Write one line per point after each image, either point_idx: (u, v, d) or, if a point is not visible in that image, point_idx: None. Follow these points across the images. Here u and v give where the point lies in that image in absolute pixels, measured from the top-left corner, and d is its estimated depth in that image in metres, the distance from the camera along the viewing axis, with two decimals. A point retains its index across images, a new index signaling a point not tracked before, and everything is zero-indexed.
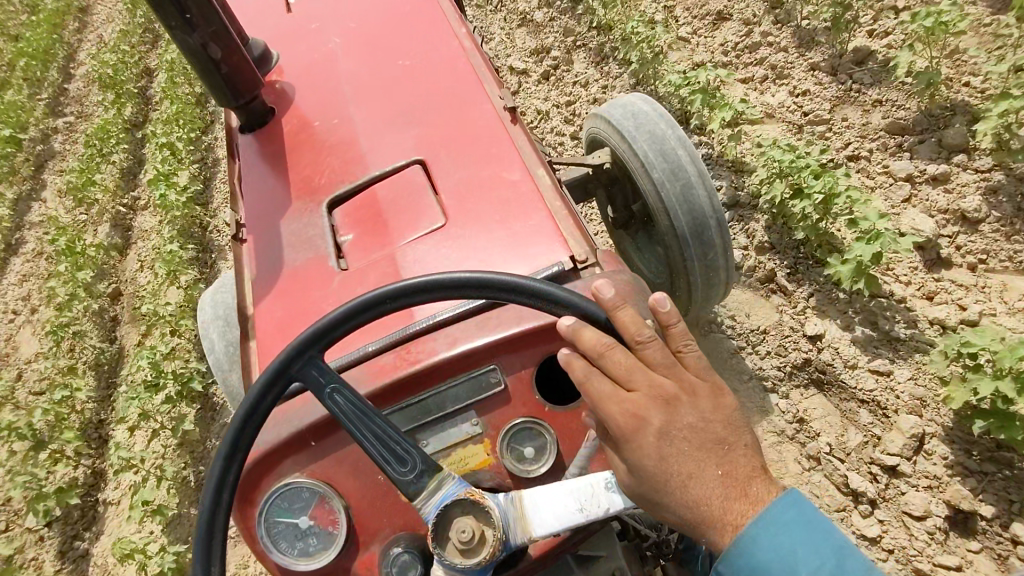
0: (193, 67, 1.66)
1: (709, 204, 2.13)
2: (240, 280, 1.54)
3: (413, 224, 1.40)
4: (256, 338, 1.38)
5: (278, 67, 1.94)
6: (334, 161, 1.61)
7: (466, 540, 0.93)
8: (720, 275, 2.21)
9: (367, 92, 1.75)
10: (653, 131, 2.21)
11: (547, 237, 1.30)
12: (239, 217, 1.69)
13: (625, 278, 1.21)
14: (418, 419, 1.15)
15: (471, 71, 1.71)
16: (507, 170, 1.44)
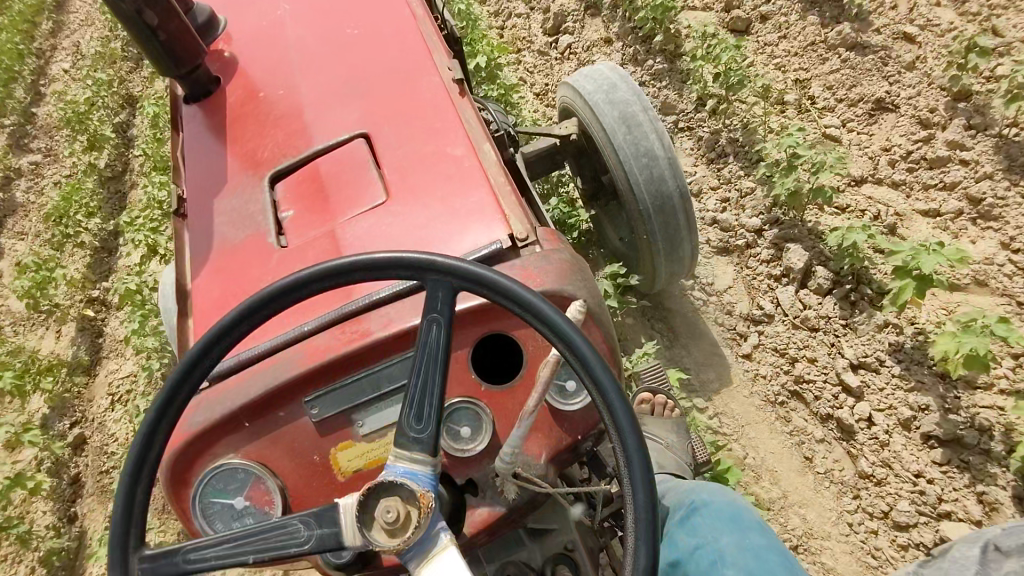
0: (129, 34, 1.61)
1: (671, 174, 2.12)
2: (179, 257, 1.51)
3: (354, 200, 1.38)
4: (194, 316, 1.37)
5: (224, 34, 1.88)
6: (277, 134, 1.57)
7: (391, 520, 0.91)
8: (685, 247, 2.21)
9: (314, 61, 1.71)
10: (619, 101, 2.18)
11: (487, 214, 1.28)
12: (182, 190, 1.65)
13: (563, 256, 1.19)
14: (352, 399, 1.15)
15: (420, 41, 1.67)
16: (450, 144, 1.41)
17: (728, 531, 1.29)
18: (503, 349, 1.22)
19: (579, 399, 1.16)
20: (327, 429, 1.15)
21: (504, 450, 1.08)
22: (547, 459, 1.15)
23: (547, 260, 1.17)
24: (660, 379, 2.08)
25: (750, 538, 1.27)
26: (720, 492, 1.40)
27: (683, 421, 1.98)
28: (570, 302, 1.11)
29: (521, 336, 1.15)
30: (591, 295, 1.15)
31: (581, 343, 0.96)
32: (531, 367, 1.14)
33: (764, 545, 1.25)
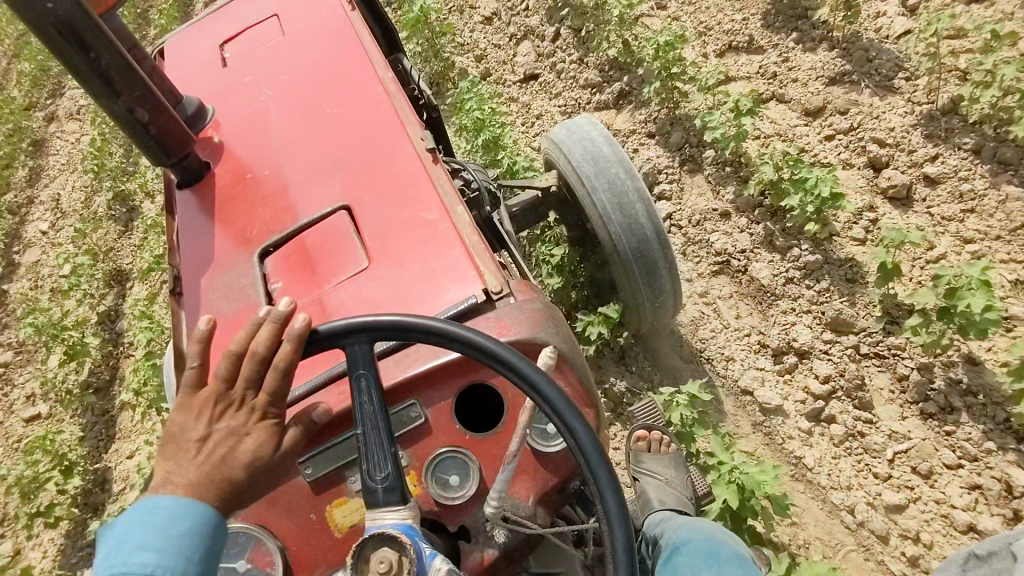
0: (123, 129, 1.73)
1: (648, 221, 2.20)
2: (176, 334, 1.59)
3: (338, 268, 1.46)
4: (191, 389, 1.43)
5: (212, 121, 2.01)
6: (264, 211, 1.67)
7: (384, 570, 0.94)
8: (666, 289, 2.28)
9: (296, 141, 1.82)
10: (597, 154, 2.29)
11: (463, 271, 1.36)
12: (177, 270, 1.74)
13: (535, 306, 1.27)
14: (344, 456, 1.20)
15: (394, 115, 1.79)
16: (426, 209, 1.51)
17: (707, 568, 1.34)
18: (486, 398, 1.28)
19: (559, 440, 1.21)
20: (322, 487, 1.20)
21: (491, 494, 1.13)
22: (534, 501, 1.20)
23: (519, 310, 1.24)
24: (654, 416, 2.12)
25: (726, 569, 1.34)
26: (701, 528, 1.48)
27: (681, 455, 2.02)
28: (542, 348, 1.17)
29: (500, 383, 1.21)
30: (564, 340, 1.22)
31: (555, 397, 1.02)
32: (512, 412, 1.20)
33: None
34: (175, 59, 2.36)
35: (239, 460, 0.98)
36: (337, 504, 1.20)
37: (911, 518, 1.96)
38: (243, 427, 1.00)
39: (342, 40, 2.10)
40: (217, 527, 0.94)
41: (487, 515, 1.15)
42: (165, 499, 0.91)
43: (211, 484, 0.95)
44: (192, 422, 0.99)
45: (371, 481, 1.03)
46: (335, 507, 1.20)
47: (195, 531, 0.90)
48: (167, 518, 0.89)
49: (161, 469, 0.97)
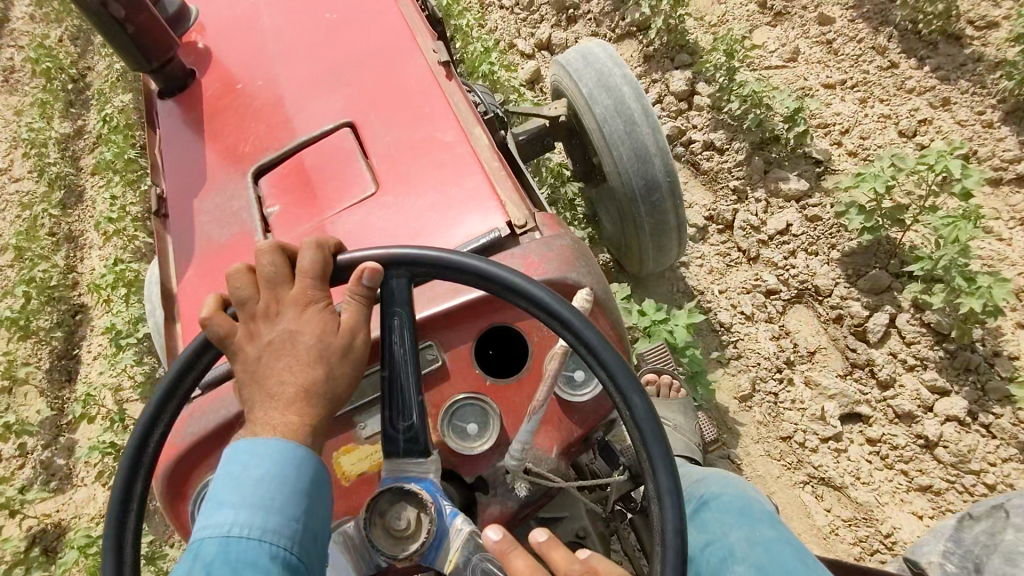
0: (96, 28, 1.53)
1: (660, 158, 2.06)
2: (162, 261, 1.45)
3: (342, 192, 1.32)
4: (181, 322, 1.31)
5: (195, 24, 1.80)
6: (258, 126, 1.51)
7: (401, 528, 0.88)
8: (672, 231, 2.17)
9: (292, 49, 1.63)
10: (608, 81, 2.12)
11: (483, 201, 1.23)
12: (161, 190, 1.58)
13: (565, 241, 1.14)
14: (355, 400, 1.12)
15: (402, 23, 1.60)
16: (440, 129, 1.36)
17: (738, 525, 1.21)
18: (507, 342, 1.17)
19: (588, 389, 1.12)
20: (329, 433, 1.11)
21: (514, 446, 1.04)
22: (558, 452, 1.11)
23: (548, 246, 1.12)
24: (665, 360, 2.02)
25: (760, 531, 1.20)
26: (732, 483, 1.32)
27: (689, 401, 1.92)
28: (576, 290, 1.06)
29: (525, 327, 1.10)
30: (596, 280, 1.11)
31: (590, 334, 0.89)
32: (537, 357, 1.10)
33: (774, 538, 1.18)
34: None
35: (301, 361, 0.84)
36: (345, 450, 1.10)
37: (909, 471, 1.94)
38: (293, 325, 0.85)
39: None
40: (309, 462, 0.83)
41: (507, 467, 1.06)
42: (246, 443, 0.83)
43: (296, 403, 0.83)
44: (244, 350, 0.86)
45: (391, 424, 0.91)
46: (342, 454, 1.10)
47: (271, 479, 0.80)
48: (242, 471, 0.81)
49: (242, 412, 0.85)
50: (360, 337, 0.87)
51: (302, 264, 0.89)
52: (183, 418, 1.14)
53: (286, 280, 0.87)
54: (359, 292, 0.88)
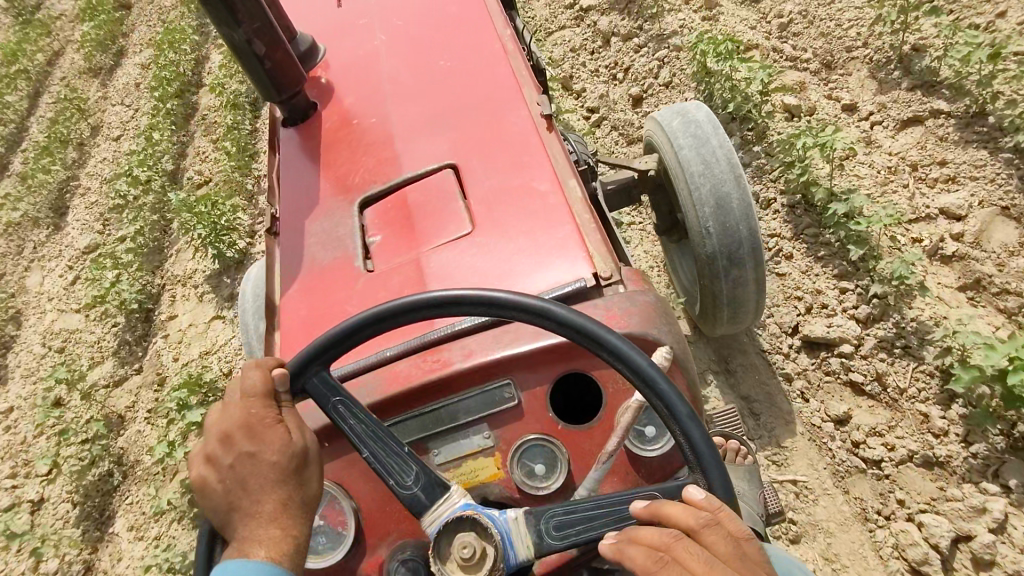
0: (238, 61, 1.71)
1: (745, 222, 2.04)
2: (269, 274, 1.58)
3: (439, 229, 1.40)
4: (280, 331, 1.41)
5: (322, 61, 1.96)
6: (368, 161, 1.63)
7: (468, 556, 0.92)
8: (748, 295, 2.14)
9: (406, 91, 1.76)
10: (701, 142, 2.15)
11: (573, 251, 1.28)
12: (275, 210, 1.72)
13: (648, 298, 1.17)
14: (429, 428, 1.15)
15: (510, 75, 1.70)
16: (538, 179, 1.43)
17: None
18: (582, 388, 1.20)
19: (658, 445, 1.13)
20: None
21: (580, 493, 1.06)
22: None
23: (632, 301, 1.15)
24: (732, 424, 2.00)
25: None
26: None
27: (757, 470, 1.86)
28: (655, 347, 1.08)
29: (601, 376, 1.14)
30: (676, 340, 1.13)
31: (668, 390, 0.97)
32: (610, 408, 1.13)
33: None
34: None
35: (271, 478, 0.90)
36: None
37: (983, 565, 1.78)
38: (253, 447, 0.91)
39: None
40: None
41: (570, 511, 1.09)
42: (231, 562, 0.85)
43: (277, 516, 0.89)
44: (261, 493, 0.90)
45: (398, 487, 1.00)
46: None
47: None
48: None
49: (232, 541, 0.89)
50: (310, 436, 0.95)
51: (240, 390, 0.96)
52: None
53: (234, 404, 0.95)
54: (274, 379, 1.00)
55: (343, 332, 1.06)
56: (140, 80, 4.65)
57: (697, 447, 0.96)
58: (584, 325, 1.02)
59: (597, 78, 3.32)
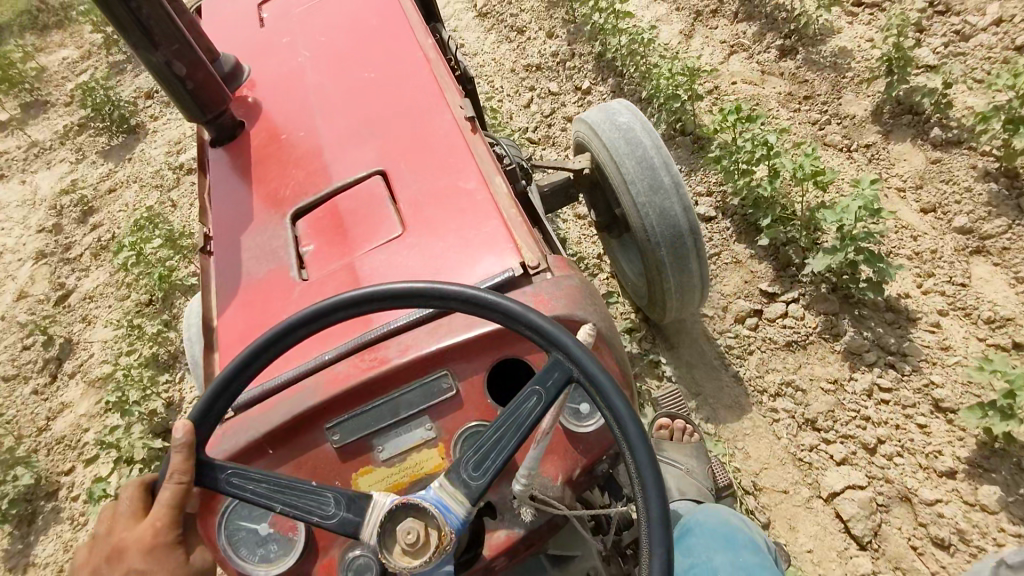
0: (159, 84, 1.71)
1: (680, 206, 2.13)
2: (205, 293, 1.58)
3: (371, 234, 1.43)
4: (219, 346, 1.41)
5: (247, 81, 1.97)
6: (298, 173, 1.65)
7: (412, 542, 0.95)
8: (694, 275, 2.21)
9: (333, 104, 1.78)
10: (629, 136, 2.23)
11: (500, 243, 1.33)
12: (207, 231, 1.72)
13: (573, 282, 1.23)
14: (372, 425, 1.17)
15: (433, 82, 1.74)
16: (464, 179, 1.47)
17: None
18: (521, 375, 1.25)
19: (593, 421, 1.18)
20: (349, 455, 1.17)
21: (520, 472, 1.10)
22: (563, 481, 1.17)
23: (557, 285, 1.20)
24: (678, 404, 2.08)
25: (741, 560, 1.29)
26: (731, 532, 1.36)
27: (703, 446, 1.94)
28: (581, 326, 1.14)
29: (535, 360, 1.18)
30: (602, 319, 1.18)
31: (587, 363, 1.02)
32: None
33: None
34: (211, 16, 2.32)
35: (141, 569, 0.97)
36: (362, 472, 1.17)
37: (909, 519, 1.89)
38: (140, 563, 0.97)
39: (379, 4, 2.06)
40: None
41: (514, 493, 1.12)
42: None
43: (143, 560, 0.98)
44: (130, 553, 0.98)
45: (324, 520, 1.02)
46: (360, 475, 1.17)
47: None
48: None
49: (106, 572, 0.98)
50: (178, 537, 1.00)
51: (122, 509, 1.02)
52: (216, 437, 1.22)
53: (118, 527, 1.01)
54: (185, 448, 1.01)
55: (277, 334, 1.09)
56: (48, 108, 4.43)
57: (625, 424, 1.00)
58: (514, 311, 1.07)
59: (526, 83, 3.37)
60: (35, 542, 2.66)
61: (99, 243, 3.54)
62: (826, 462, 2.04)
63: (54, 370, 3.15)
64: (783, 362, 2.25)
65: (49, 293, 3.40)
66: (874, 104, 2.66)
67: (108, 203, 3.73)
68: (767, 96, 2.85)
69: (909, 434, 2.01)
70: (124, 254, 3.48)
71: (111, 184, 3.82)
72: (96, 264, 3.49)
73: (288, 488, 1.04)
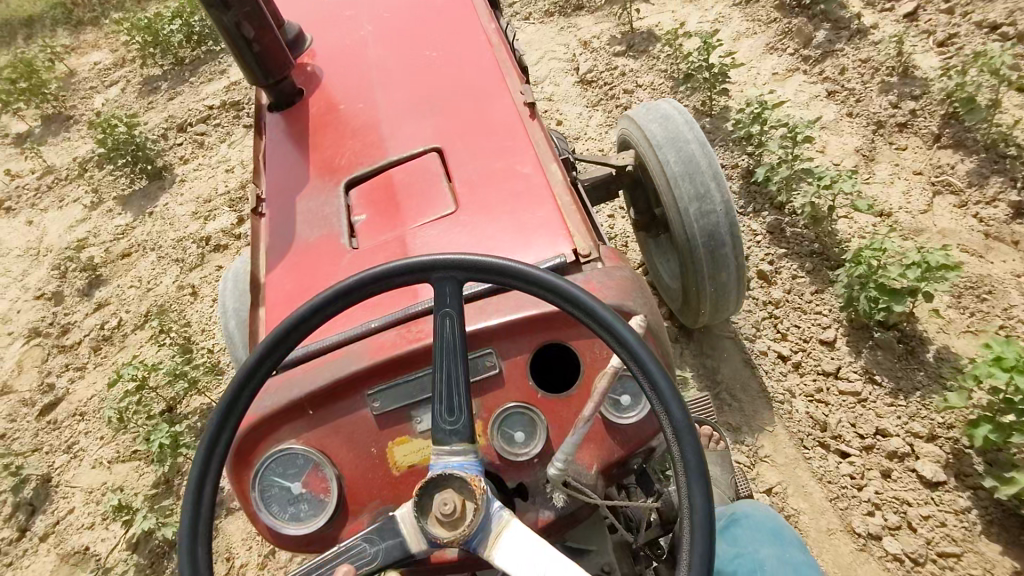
0: (226, 44, 1.73)
1: (722, 209, 2.11)
2: (253, 253, 1.60)
3: (424, 208, 1.43)
4: (266, 305, 1.43)
5: (309, 51, 1.99)
6: (354, 143, 1.66)
7: (448, 512, 0.95)
8: (730, 281, 2.19)
9: (393, 79, 1.79)
10: (676, 135, 2.22)
11: (553, 229, 1.33)
12: (259, 193, 1.74)
13: (625, 274, 1.22)
14: (413, 396, 1.18)
15: (494, 65, 1.74)
16: (521, 163, 1.47)
17: None
18: (564, 362, 1.26)
19: (634, 413, 1.18)
20: (387, 424, 1.19)
21: (556, 456, 1.10)
22: (597, 470, 1.17)
23: (609, 275, 1.20)
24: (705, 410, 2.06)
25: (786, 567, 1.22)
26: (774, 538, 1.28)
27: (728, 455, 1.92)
28: (630, 318, 1.13)
29: (579, 347, 1.18)
30: (652, 313, 1.17)
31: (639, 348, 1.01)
32: (587, 378, 1.17)
33: None
34: None
35: None
36: (398, 441, 1.19)
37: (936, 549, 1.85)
38: None
39: None
40: None
41: (547, 476, 1.12)
42: None
43: None
44: None
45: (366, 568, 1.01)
46: (396, 445, 1.19)
47: None
48: None
49: None
50: None
51: None
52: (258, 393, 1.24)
53: None
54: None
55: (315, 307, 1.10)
56: (116, 86, 4.60)
57: (675, 416, 0.99)
58: (572, 293, 1.06)
59: (580, 93, 3.41)
60: (54, 491, 2.69)
61: (99, 337, 3.14)
62: (854, 484, 2.00)
63: (22, 523, 2.63)
64: (815, 380, 2.23)
65: (36, 398, 3.00)
66: (928, 141, 2.68)
67: (160, 174, 3.82)
68: (820, 126, 2.88)
69: (940, 463, 1.98)
70: (168, 221, 3.54)
71: (125, 249, 3.50)
72: (142, 231, 3.57)
73: (315, 567, 1.01)
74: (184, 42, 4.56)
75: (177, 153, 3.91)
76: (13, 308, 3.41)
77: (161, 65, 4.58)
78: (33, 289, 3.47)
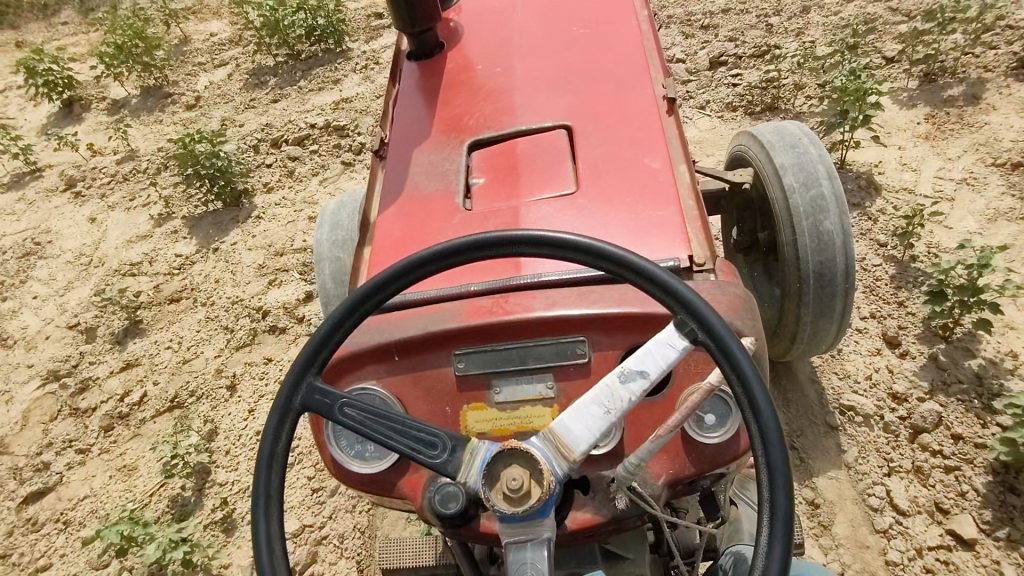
0: None
1: (841, 238, 1.99)
2: (368, 195, 1.63)
3: (544, 184, 1.42)
4: (372, 246, 1.46)
5: (455, 8, 2.01)
6: (485, 106, 1.66)
7: (514, 487, 0.94)
8: (833, 317, 2.07)
9: (535, 49, 1.77)
10: (801, 158, 2.11)
11: (672, 231, 1.29)
12: (383, 139, 1.77)
13: (738, 291, 1.17)
14: (497, 365, 1.18)
15: (640, 54, 1.70)
16: (650, 157, 1.43)
17: None
18: None
19: (717, 434, 1.13)
20: (467, 387, 1.19)
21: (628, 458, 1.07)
22: (665, 482, 1.13)
23: (721, 289, 1.15)
24: None
25: None
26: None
27: None
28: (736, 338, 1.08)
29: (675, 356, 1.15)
30: (759, 336, 1.12)
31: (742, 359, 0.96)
32: (676, 390, 1.15)
33: None
34: None
35: None
36: (474, 406, 1.18)
37: None
38: None
39: None
40: None
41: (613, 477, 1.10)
42: None
43: None
44: None
45: None
46: (471, 409, 1.18)
47: None
48: None
49: None
50: None
51: None
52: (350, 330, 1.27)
53: None
54: None
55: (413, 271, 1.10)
56: (245, 48, 4.77)
57: (772, 445, 0.91)
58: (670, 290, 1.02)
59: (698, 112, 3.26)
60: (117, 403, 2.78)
61: (135, 359, 2.91)
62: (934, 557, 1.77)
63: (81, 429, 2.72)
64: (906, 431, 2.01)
65: (90, 369, 2.95)
66: None
67: (273, 127, 3.95)
68: (958, 178, 2.60)
69: None
70: (272, 172, 3.64)
71: (176, 292, 3.19)
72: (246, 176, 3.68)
73: None
74: (305, 36, 4.44)
75: (262, 178, 3.68)
76: (45, 336, 3.18)
77: (276, 56, 4.55)
78: (71, 314, 3.24)
